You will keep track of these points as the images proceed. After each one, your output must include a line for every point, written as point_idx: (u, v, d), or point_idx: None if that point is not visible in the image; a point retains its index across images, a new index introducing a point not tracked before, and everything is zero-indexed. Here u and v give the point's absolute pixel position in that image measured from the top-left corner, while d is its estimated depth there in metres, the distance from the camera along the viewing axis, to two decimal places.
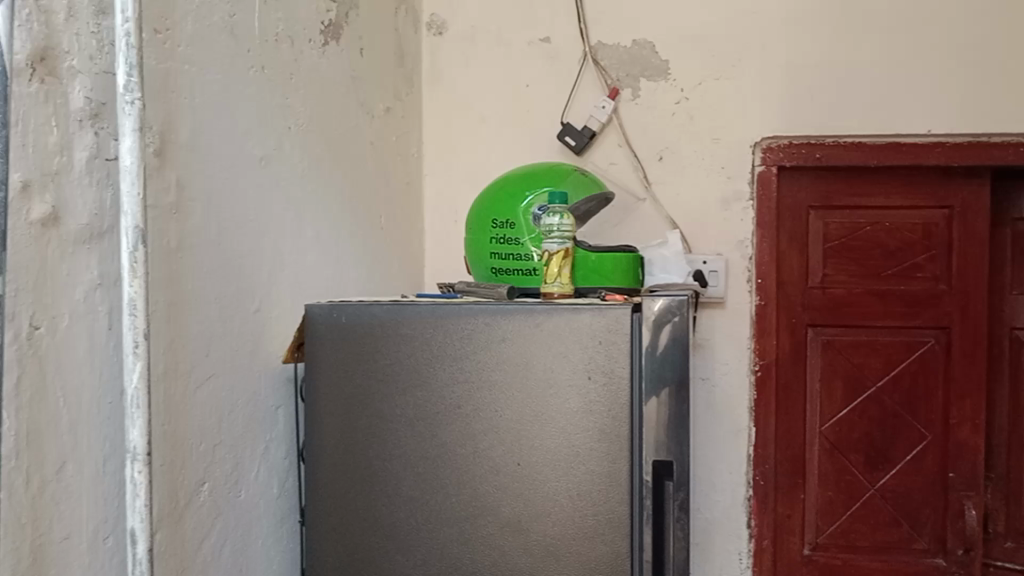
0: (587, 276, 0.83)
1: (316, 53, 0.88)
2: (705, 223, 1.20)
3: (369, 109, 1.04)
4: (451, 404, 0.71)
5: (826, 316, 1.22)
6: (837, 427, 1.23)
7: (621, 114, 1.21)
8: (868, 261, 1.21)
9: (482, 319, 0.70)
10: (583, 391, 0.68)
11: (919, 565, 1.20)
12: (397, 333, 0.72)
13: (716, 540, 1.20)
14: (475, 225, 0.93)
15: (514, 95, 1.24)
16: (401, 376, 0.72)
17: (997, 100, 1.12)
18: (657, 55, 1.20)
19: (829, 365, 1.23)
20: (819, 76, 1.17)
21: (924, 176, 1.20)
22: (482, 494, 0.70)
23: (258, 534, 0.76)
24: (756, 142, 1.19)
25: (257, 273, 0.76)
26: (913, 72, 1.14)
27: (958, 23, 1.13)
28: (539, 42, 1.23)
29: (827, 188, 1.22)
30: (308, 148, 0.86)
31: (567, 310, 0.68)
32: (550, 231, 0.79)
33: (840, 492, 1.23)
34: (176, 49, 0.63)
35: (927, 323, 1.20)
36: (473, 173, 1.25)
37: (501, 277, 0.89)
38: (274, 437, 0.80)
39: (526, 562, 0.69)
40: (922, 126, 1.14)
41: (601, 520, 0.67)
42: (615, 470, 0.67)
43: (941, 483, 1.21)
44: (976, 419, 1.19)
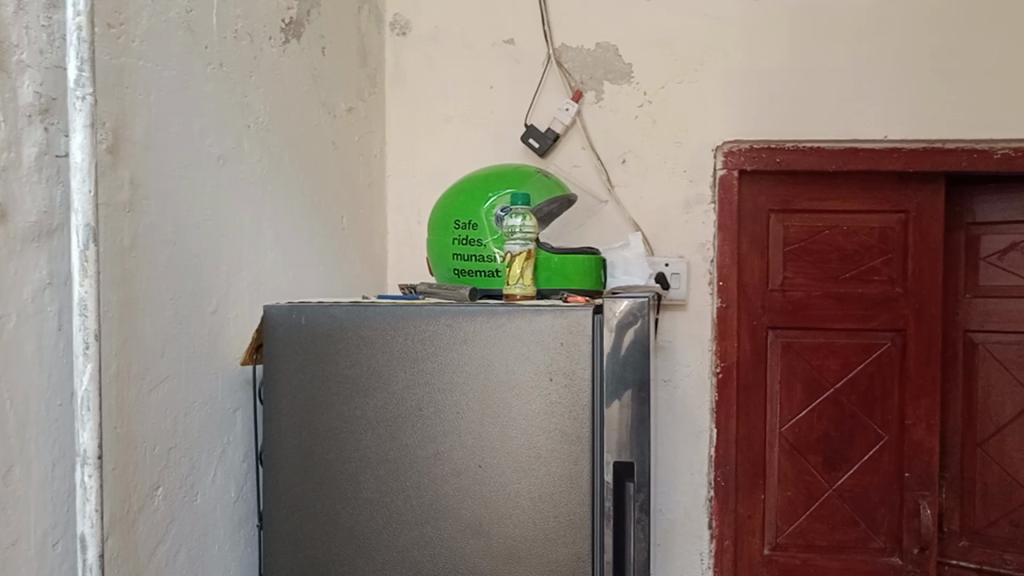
0: (550, 278, 0.83)
1: (277, 50, 0.87)
2: (667, 225, 1.20)
3: (330, 109, 1.03)
4: (412, 406, 0.70)
5: (785, 319, 1.24)
6: (797, 428, 1.25)
7: (584, 117, 1.22)
8: (827, 264, 1.23)
9: (443, 320, 0.70)
10: (544, 392, 0.68)
11: (876, 563, 1.22)
12: (358, 334, 0.72)
13: (678, 541, 1.21)
14: (437, 225, 0.93)
15: (478, 96, 1.24)
16: (362, 377, 0.71)
17: (950, 106, 1.15)
18: (621, 58, 1.21)
19: (788, 367, 1.24)
20: (779, 81, 1.18)
21: (880, 181, 1.22)
22: (443, 496, 0.69)
23: (215, 538, 0.75)
24: (717, 146, 1.20)
25: (214, 274, 0.75)
26: (870, 79, 1.17)
27: (914, 30, 1.16)
28: (503, 44, 1.23)
29: (787, 192, 1.23)
30: (267, 147, 0.85)
31: (528, 311, 0.68)
32: (512, 232, 0.79)
33: (799, 492, 1.24)
34: (131, 44, 0.62)
35: (883, 324, 1.22)
36: (437, 174, 1.25)
37: (463, 278, 0.88)
38: (232, 440, 0.78)
39: (487, 564, 0.68)
40: (878, 132, 1.17)
41: (563, 522, 0.67)
42: (576, 471, 0.67)
43: (897, 482, 1.23)
44: (931, 420, 1.21)
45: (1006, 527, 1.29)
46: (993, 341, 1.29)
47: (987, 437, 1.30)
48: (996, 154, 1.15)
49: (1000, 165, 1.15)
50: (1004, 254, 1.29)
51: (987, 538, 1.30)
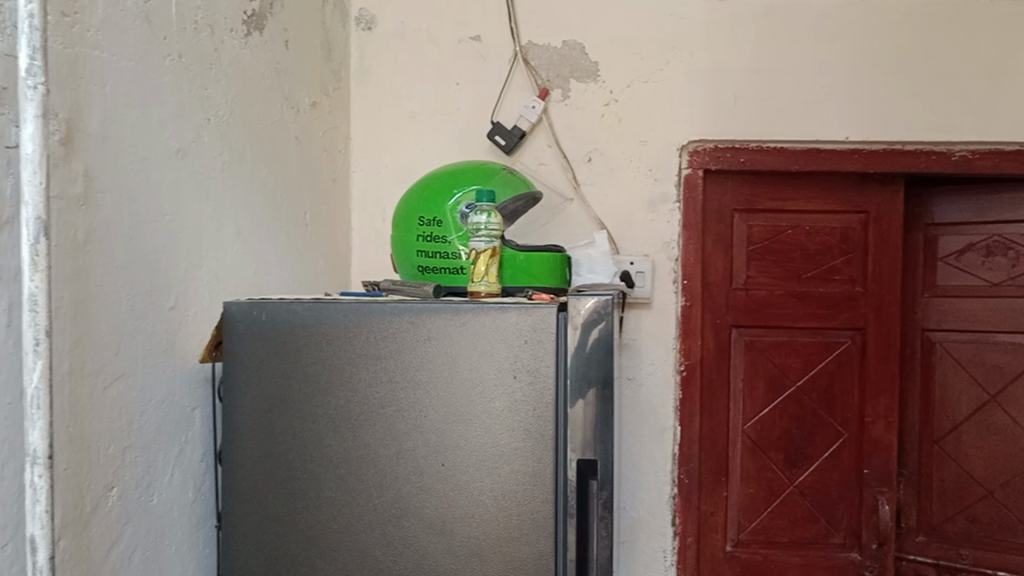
0: (515, 276, 0.82)
1: (238, 43, 0.86)
2: (632, 224, 1.21)
3: (294, 103, 1.02)
4: (375, 404, 0.69)
5: (748, 317, 1.25)
6: (759, 426, 1.26)
7: (551, 115, 1.22)
8: (789, 264, 1.25)
9: (406, 318, 0.69)
10: (508, 390, 0.67)
11: (836, 559, 1.24)
12: (320, 332, 0.71)
13: (642, 538, 1.21)
14: (401, 222, 0.92)
15: (444, 92, 1.23)
16: (324, 375, 0.71)
17: (909, 108, 1.17)
18: (587, 56, 1.21)
19: (751, 365, 1.26)
20: (744, 82, 1.19)
21: (841, 182, 1.24)
22: (406, 495, 0.69)
23: (172, 539, 0.73)
24: (683, 145, 1.21)
25: (172, 269, 0.73)
26: (833, 81, 1.18)
27: (875, 33, 1.17)
28: (469, 41, 1.23)
29: (750, 192, 1.24)
30: (227, 142, 0.83)
31: (492, 309, 0.68)
32: (477, 229, 0.78)
33: (761, 489, 1.26)
34: (86, 33, 0.61)
35: (843, 324, 1.23)
36: (402, 171, 1.24)
37: (428, 276, 0.88)
38: (190, 439, 0.77)
39: (449, 563, 0.68)
40: (840, 134, 1.18)
41: (526, 520, 0.67)
42: (540, 469, 0.67)
43: (856, 479, 1.25)
44: (889, 417, 1.23)
45: (961, 523, 1.31)
46: (950, 340, 1.32)
47: (943, 435, 1.32)
48: (954, 156, 1.17)
49: (958, 166, 1.17)
50: (961, 254, 1.31)
51: (943, 533, 1.33)
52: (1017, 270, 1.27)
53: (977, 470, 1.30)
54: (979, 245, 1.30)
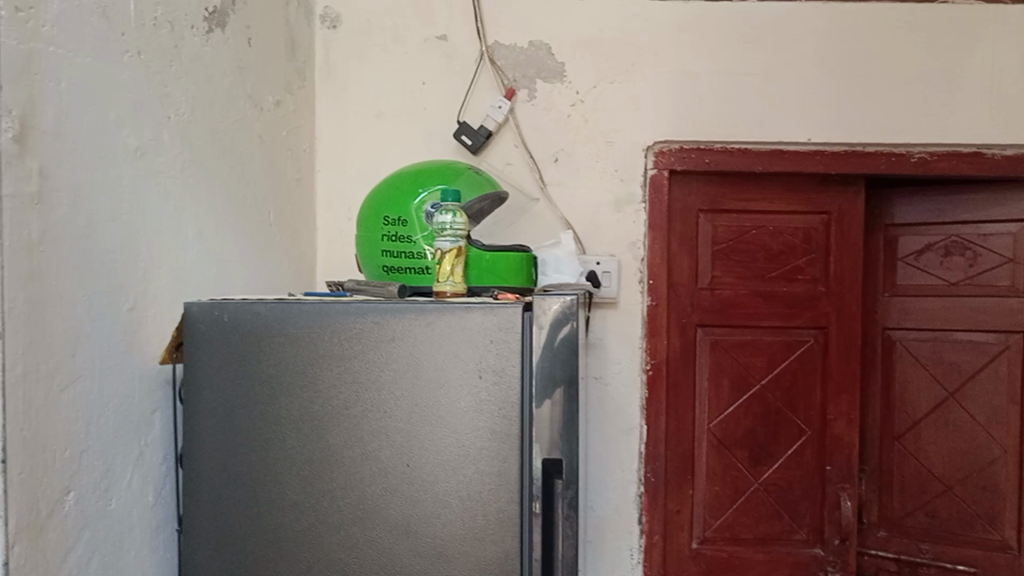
0: (480, 276, 0.82)
1: (200, 40, 0.84)
2: (599, 224, 1.21)
3: (257, 102, 1.00)
4: (338, 405, 0.69)
5: (713, 316, 1.26)
6: (724, 424, 1.27)
7: (517, 115, 1.22)
8: (753, 264, 1.26)
9: (370, 318, 0.69)
10: (473, 390, 0.67)
11: (799, 555, 1.26)
12: (283, 333, 0.70)
13: (609, 537, 1.21)
14: (366, 222, 0.91)
15: (410, 91, 1.22)
16: (287, 377, 0.70)
17: (870, 110, 1.18)
18: (553, 57, 1.21)
19: (716, 364, 1.27)
20: (708, 83, 1.20)
21: (804, 183, 1.26)
22: (370, 497, 0.68)
23: (131, 544, 0.72)
24: (649, 146, 1.21)
25: (130, 270, 0.72)
26: (795, 83, 1.19)
27: (836, 36, 1.19)
28: (436, 40, 1.22)
29: (715, 192, 1.25)
30: (188, 139, 0.82)
31: (458, 308, 0.68)
32: (442, 229, 0.78)
33: (726, 487, 1.27)
34: (41, 29, 0.59)
35: (806, 323, 1.26)
36: (368, 170, 1.23)
37: (393, 276, 0.87)
38: (150, 442, 0.76)
39: (414, 564, 0.68)
40: (803, 135, 1.19)
41: (491, 520, 0.67)
42: (505, 469, 0.67)
43: (819, 475, 1.27)
44: (851, 415, 1.26)
45: (922, 518, 1.34)
46: (910, 338, 1.35)
47: (904, 431, 1.35)
48: (913, 158, 1.20)
49: (917, 168, 1.20)
50: (920, 254, 1.34)
51: (904, 528, 1.35)
52: (974, 270, 1.29)
53: (936, 466, 1.32)
54: (938, 245, 1.33)
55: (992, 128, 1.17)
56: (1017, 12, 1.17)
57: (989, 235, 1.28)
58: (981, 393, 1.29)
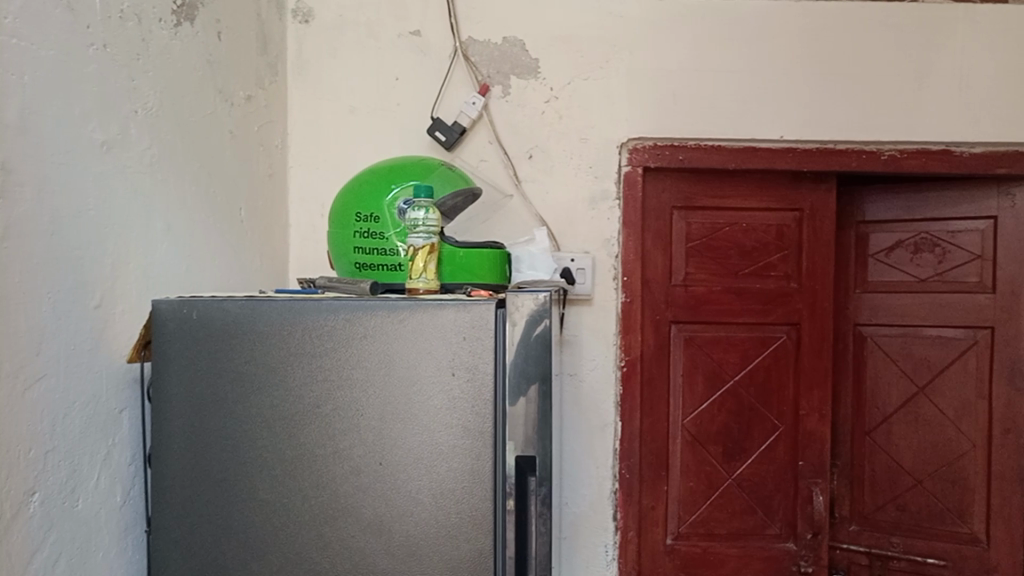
0: (454, 272, 0.81)
1: (168, 33, 0.83)
2: (573, 221, 1.21)
3: (227, 97, 0.99)
4: (310, 404, 0.68)
5: (687, 313, 1.26)
6: (698, 420, 1.28)
7: (491, 111, 1.21)
8: (726, 260, 1.27)
9: (342, 315, 0.68)
10: (446, 388, 0.67)
11: (772, 549, 1.27)
12: (254, 330, 0.69)
13: (584, 533, 1.21)
14: (337, 218, 0.91)
15: (383, 87, 1.21)
16: (257, 375, 0.69)
17: (841, 107, 1.20)
18: (528, 53, 1.21)
19: (690, 360, 1.27)
20: (682, 81, 1.20)
21: (777, 180, 1.27)
22: (343, 496, 0.68)
23: (98, 545, 0.71)
24: (623, 142, 1.22)
25: (97, 267, 0.71)
26: (768, 80, 1.20)
27: (808, 35, 1.20)
28: (409, 35, 1.21)
29: (689, 189, 1.26)
30: (156, 134, 0.81)
31: (430, 306, 0.68)
32: (415, 225, 0.77)
33: (700, 483, 1.28)
34: (4, 21, 0.58)
35: (779, 320, 1.27)
36: (341, 167, 1.22)
37: (365, 273, 0.86)
38: (118, 442, 0.74)
39: (388, 563, 0.67)
40: (775, 133, 1.20)
41: (465, 518, 0.67)
42: (479, 467, 0.67)
43: (792, 470, 1.28)
44: (823, 410, 1.27)
45: (892, 511, 1.35)
46: (881, 334, 1.36)
47: (875, 426, 1.37)
48: (883, 155, 1.21)
49: (887, 166, 1.22)
50: (890, 251, 1.36)
51: (875, 522, 1.37)
52: (944, 266, 1.31)
53: (906, 460, 1.34)
54: (908, 242, 1.34)
55: (960, 126, 1.18)
56: (985, 11, 1.18)
57: (958, 232, 1.30)
58: (949, 388, 1.31)
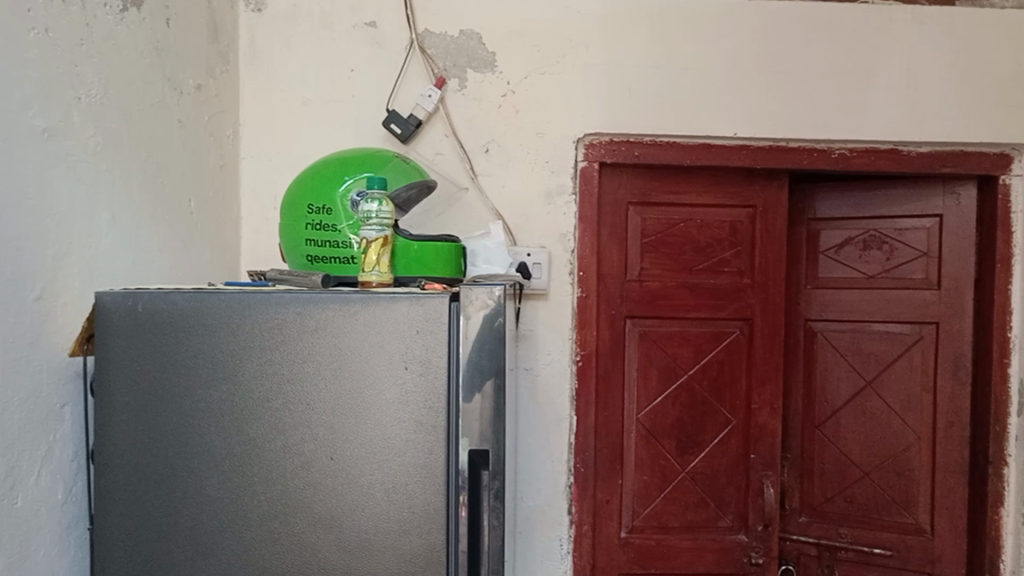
0: (408, 266, 0.81)
1: (113, 18, 0.81)
2: (529, 215, 1.21)
3: (176, 85, 0.97)
4: (260, 397, 0.67)
5: (642, 308, 1.27)
6: (652, 414, 1.28)
7: (447, 104, 1.20)
8: (681, 256, 1.28)
9: (293, 309, 0.67)
10: (399, 382, 0.67)
11: (724, 541, 1.29)
12: (201, 323, 0.68)
13: (539, 528, 1.21)
14: (289, 210, 0.89)
15: (338, 78, 1.20)
16: (205, 369, 0.68)
17: (794, 106, 1.21)
18: (484, 46, 1.20)
19: (645, 355, 1.28)
20: (638, 77, 1.21)
21: (730, 177, 1.29)
22: (294, 491, 0.67)
23: (38, 544, 0.69)
24: (579, 138, 1.22)
25: (38, 258, 0.69)
26: (723, 78, 1.21)
27: (762, 33, 1.21)
28: (365, 26, 1.20)
29: (645, 185, 1.27)
30: (99, 121, 0.78)
31: (383, 299, 0.67)
32: (368, 217, 0.76)
33: (654, 477, 1.29)
34: None
35: (732, 315, 1.29)
36: (295, 158, 1.20)
37: (317, 265, 0.85)
38: (59, 437, 0.72)
39: (339, 558, 0.67)
40: (730, 130, 1.21)
41: (418, 513, 0.67)
42: (431, 461, 0.67)
43: (743, 463, 1.30)
44: (774, 403, 1.30)
45: (840, 503, 1.38)
46: (830, 329, 1.39)
47: (824, 420, 1.39)
48: (834, 153, 1.24)
49: (837, 164, 1.24)
50: (840, 248, 1.38)
51: (823, 513, 1.39)
52: (891, 263, 1.34)
53: (854, 452, 1.37)
54: (857, 239, 1.37)
55: (908, 126, 1.21)
56: (933, 13, 1.21)
57: (905, 230, 1.33)
58: (896, 381, 1.34)
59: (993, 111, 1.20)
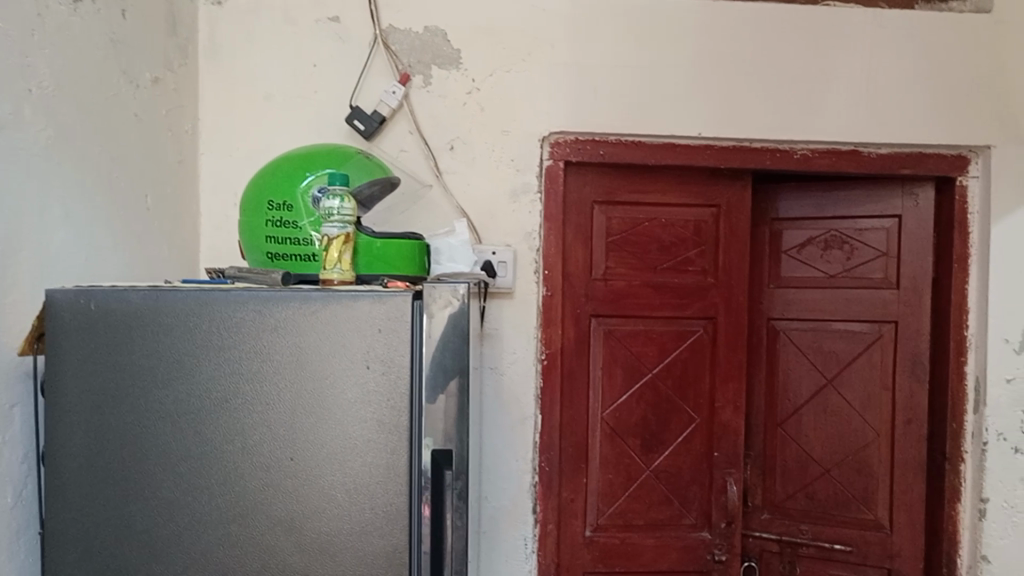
0: (370, 264, 0.80)
1: (66, 9, 0.79)
2: (494, 213, 1.20)
3: (133, 79, 0.95)
4: (218, 397, 0.66)
5: (607, 307, 1.27)
6: (617, 412, 1.29)
7: (412, 101, 1.19)
8: (645, 255, 1.29)
9: (252, 307, 0.66)
10: (360, 381, 0.66)
11: (688, 539, 1.30)
12: (156, 321, 0.66)
13: (503, 527, 1.20)
14: (249, 206, 0.88)
15: (300, 74, 1.18)
16: (161, 368, 0.66)
17: (757, 107, 1.22)
18: (449, 43, 1.20)
19: (610, 354, 1.28)
20: (603, 75, 1.21)
21: (694, 177, 1.29)
22: (252, 493, 0.66)
23: None
24: (545, 136, 1.22)
25: None
26: (687, 78, 1.21)
27: (727, 33, 1.22)
28: (328, 22, 1.18)
29: (609, 184, 1.27)
30: (53, 113, 0.76)
31: (344, 297, 0.66)
32: (329, 214, 0.75)
33: (618, 475, 1.29)
34: None
35: (696, 313, 1.29)
36: (256, 154, 1.18)
37: (277, 263, 0.84)
38: (8, 439, 0.70)
39: (299, 561, 0.66)
40: (694, 129, 1.22)
41: (379, 514, 0.66)
42: (394, 462, 0.66)
43: (707, 461, 1.31)
44: (737, 402, 1.31)
45: (801, 500, 1.39)
46: (793, 328, 1.40)
47: (786, 418, 1.41)
48: (796, 154, 1.25)
49: (799, 164, 1.25)
50: (802, 248, 1.40)
51: (785, 510, 1.41)
52: (851, 263, 1.35)
53: (816, 450, 1.38)
54: (818, 239, 1.38)
55: (868, 127, 1.23)
56: (892, 16, 1.23)
57: (865, 230, 1.35)
58: (856, 379, 1.35)
59: (951, 114, 1.22)
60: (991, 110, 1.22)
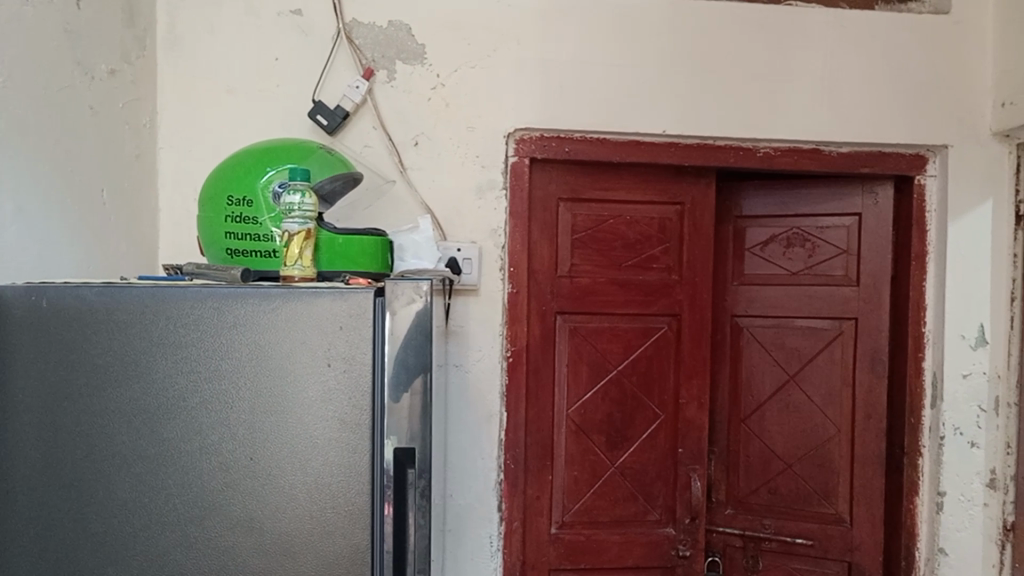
0: (332, 260, 0.78)
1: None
2: (459, 210, 1.20)
3: (88, 70, 0.92)
4: (174, 397, 0.64)
5: (572, 304, 1.27)
6: (582, 409, 1.29)
7: (376, 96, 1.18)
8: (610, 252, 1.29)
9: (210, 304, 0.65)
10: (321, 379, 0.65)
11: (653, 535, 1.30)
12: (111, 319, 0.64)
13: (468, 525, 1.20)
14: (208, 201, 0.86)
15: (262, 67, 1.16)
16: (116, 367, 0.64)
17: (721, 105, 1.23)
18: (414, 38, 1.19)
19: (575, 350, 1.28)
20: (569, 73, 1.21)
21: (659, 175, 1.30)
22: (210, 493, 0.64)
23: None
24: (510, 133, 1.21)
25: None
26: (652, 76, 1.22)
27: (691, 32, 1.22)
28: (290, 14, 1.17)
29: (575, 181, 1.27)
30: (3, 106, 0.74)
31: (305, 294, 0.65)
32: (290, 210, 0.74)
33: (584, 472, 1.29)
34: None
35: (661, 310, 1.30)
36: (216, 148, 1.16)
37: (237, 259, 0.83)
38: None
39: (259, 562, 0.65)
40: (659, 127, 1.22)
41: (340, 513, 0.65)
42: (355, 460, 0.65)
43: (672, 457, 1.32)
44: (701, 398, 1.32)
45: (765, 495, 1.41)
46: (756, 324, 1.41)
47: (750, 413, 1.42)
48: (759, 152, 1.26)
49: (762, 162, 1.26)
50: (765, 245, 1.41)
51: (748, 505, 1.42)
52: (813, 260, 1.37)
53: (778, 446, 1.40)
54: (781, 236, 1.40)
55: (829, 126, 1.24)
56: (853, 16, 1.24)
57: (826, 228, 1.36)
58: (817, 375, 1.37)
59: (910, 114, 1.24)
60: (948, 110, 1.24)
